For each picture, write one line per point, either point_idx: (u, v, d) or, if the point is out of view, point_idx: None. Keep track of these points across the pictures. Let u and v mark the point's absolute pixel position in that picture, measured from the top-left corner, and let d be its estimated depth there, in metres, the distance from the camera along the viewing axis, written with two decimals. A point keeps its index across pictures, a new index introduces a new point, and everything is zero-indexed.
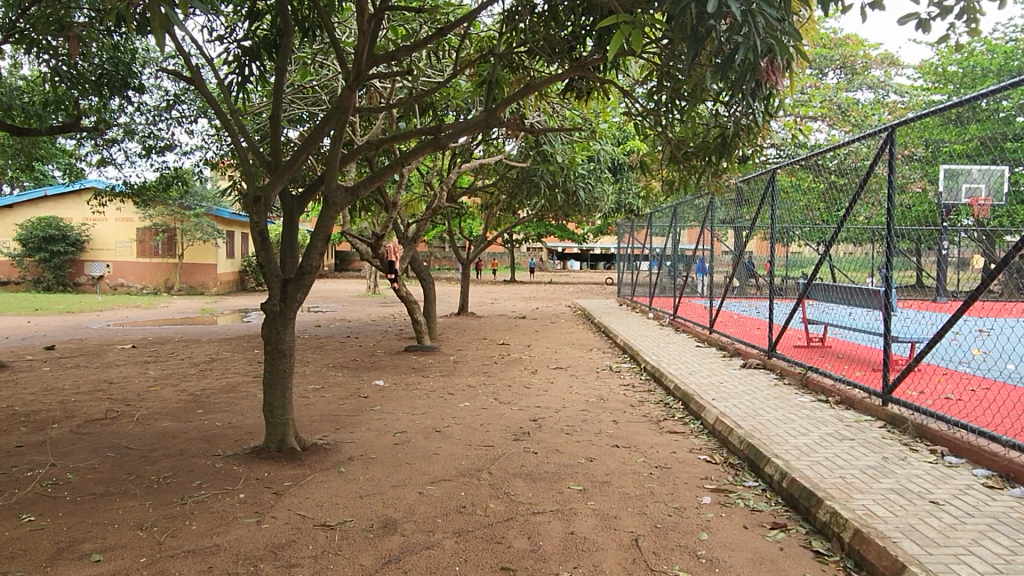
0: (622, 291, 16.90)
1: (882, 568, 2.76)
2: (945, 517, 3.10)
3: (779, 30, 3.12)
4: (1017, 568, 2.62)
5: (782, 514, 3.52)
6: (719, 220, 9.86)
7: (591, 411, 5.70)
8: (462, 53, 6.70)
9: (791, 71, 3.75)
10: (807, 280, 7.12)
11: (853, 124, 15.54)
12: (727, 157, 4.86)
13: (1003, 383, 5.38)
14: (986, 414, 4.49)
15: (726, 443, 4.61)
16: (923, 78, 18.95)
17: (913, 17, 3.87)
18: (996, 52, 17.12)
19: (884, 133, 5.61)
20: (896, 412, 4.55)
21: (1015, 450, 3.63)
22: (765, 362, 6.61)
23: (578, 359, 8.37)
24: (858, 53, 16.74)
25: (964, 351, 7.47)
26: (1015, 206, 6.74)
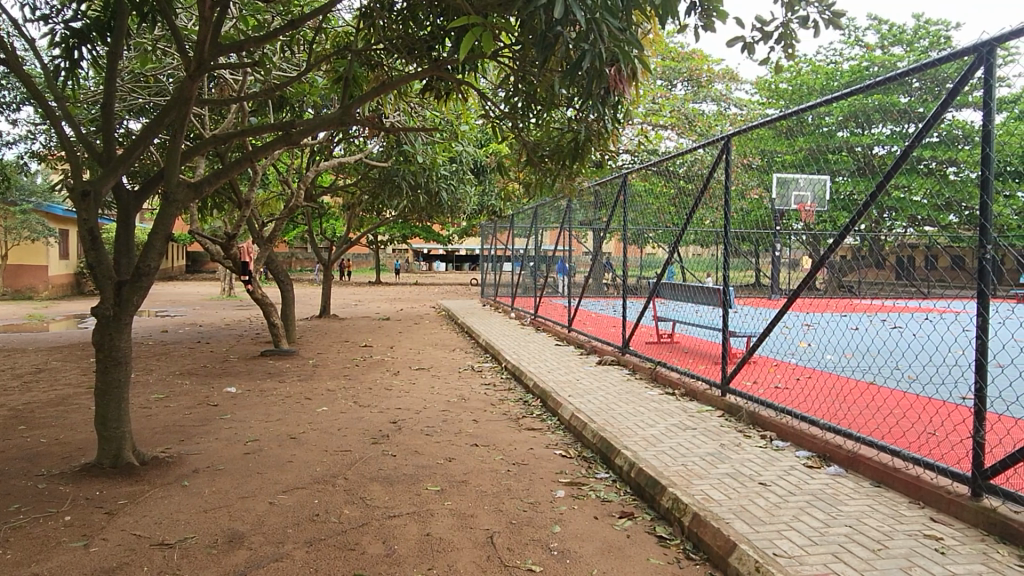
0: (486, 291, 17.10)
1: (716, 548, 2.95)
2: (771, 497, 3.37)
3: (621, 39, 3.25)
4: (829, 539, 2.90)
5: (630, 503, 3.69)
6: (577, 221, 10.20)
7: (452, 411, 5.71)
8: (317, 47, 6.51)
9: (636, 79, 3.94)
10: (657, 279, 7.51)
11: (698, 133, 16.60)
12: (579, 161, 5.01)
13: (824, 372, 5.93)
14: (809, 400, 4.93)
15: (581, 437, 4.76)
16: (759, 93, 20.55)
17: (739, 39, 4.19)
18: (819, 72, 19.00)
19: (721, 142, 6.04)
20: (733, 402, 4.90)
21: (831, 432, 4.01)
22: (619, 359, 6.89)
23: (440, 359, 8.35)
24: (703, 67, 17.83)
25: (792, 344, 8.20)
26: (836, 212, 7.48)
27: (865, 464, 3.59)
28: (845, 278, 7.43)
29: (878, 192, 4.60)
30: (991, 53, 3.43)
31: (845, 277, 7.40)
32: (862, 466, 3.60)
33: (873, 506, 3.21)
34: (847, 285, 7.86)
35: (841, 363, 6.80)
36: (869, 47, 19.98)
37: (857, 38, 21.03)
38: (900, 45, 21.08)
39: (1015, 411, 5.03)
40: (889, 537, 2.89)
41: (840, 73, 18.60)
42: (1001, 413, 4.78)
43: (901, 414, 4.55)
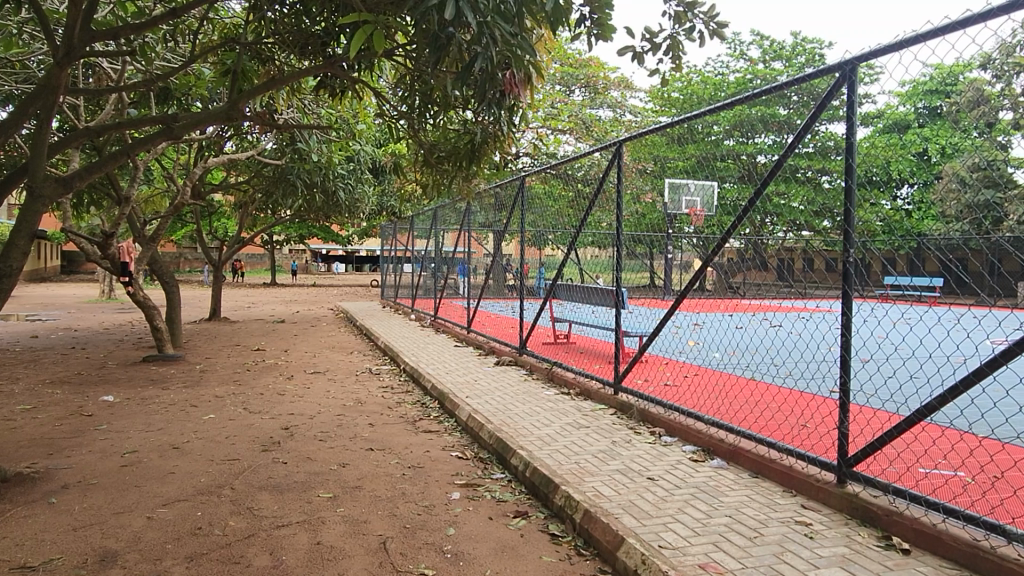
0: (386, 292, 16.88)
1: (605, 542, 3.03)
2: (658, 491, 3.49)
3: (513, 44, 3.29)
4: (710, 529, 3.04)
5: (524, 502, 3.74)
6: (477, 222, 10.22)
7: (347, 416, 5.59)
8: (203, 38, 6.23)
9: (532, 82, 4.01)
10: (554, 280, 7.65)
11: (595, 138, 17.03)
12: (477, 163, 5.02)
13: (710, 369, 6.22)
14: (696, 397, 5.15)
15: (477, 438, 4.78)
16: (652, 101, 21.33)
17: (629, 50, 4.35)
18: (707, 83, 19.97)
19: (614, 147, 6.22)
20: (625, 400, 5.05)
21: (715, 427, 4.20)
22: (517, 359, 6.97)
23: (337, 363, 8.16)
24: (599, 74, 18.26)
25: (682, 342, 8.55)
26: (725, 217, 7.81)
27: (744, 456, 3.78)
28: (732, 279, 7.82)
29: (757, 197, 4.83)
30: (853, 71, 3.67)
31: (732, 278, 7.80)
32: (742, 459, 3.79)
33: (751, 496, 3.39)
34: (733, 286, 8.28)
35: (726, 361, 7.15)
36: (753, 61, 21.17)
37: (742, 51, 22.23)
38: (779, 61, 22.41)
39: (877, 403, 5.45)
40: (764, 525, 3.06)
41: (727, 84, 19.61)
42: (865, 404, 5.17)
43: (778, 408, 4.82)
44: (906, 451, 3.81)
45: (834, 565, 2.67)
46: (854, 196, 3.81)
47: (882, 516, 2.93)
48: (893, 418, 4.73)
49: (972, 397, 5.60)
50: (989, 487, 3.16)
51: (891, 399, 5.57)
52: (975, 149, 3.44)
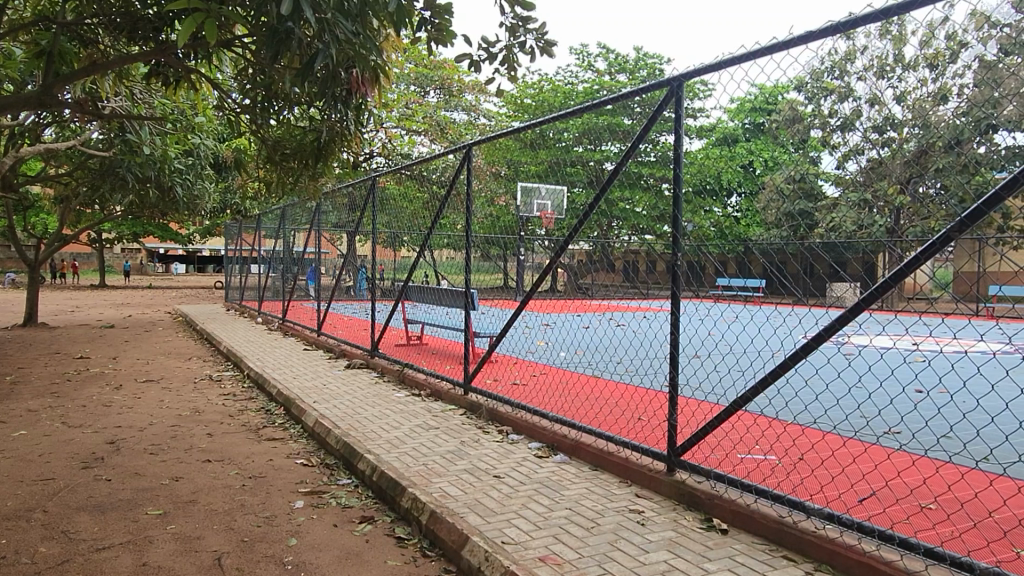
0: (230, 295, 16.03)
1: (450, 542, 3.05)
2: (503, 488, 3.57)
3: (356, 43, 3.26)
4: (551, 522, 3.15)
5: (370, 507, 3.69)
6: (328, 222, 9.96)
7: (183, 426, 5.25)
8: (12, 14, 5.62)
9: (379, 82, 3.98)
10: (406, 281, 7.60)
11: (449, 140, 17.11)
12: (323, 162, 4.89)
13: (557, 368, 6.43)
14: (542, 395, 5.31)
15: (324, 444, 4.65)
16: (506, 106, 21.79)
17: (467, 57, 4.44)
18: (558, 91, 20.71)
19: (465, 149, 6.29)
20: (474, 400, 5.12)
21: (558, 423, 4.36)
22: (368, 362, 6.86)
23: (173, 370, 7.64)
24: (454, 77, 18.33)
25: (532, 342, 8.80)
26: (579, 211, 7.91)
27: (585, 450, 3.95)
28: (580, 280, 8.16)
29: (594, 205, 4.93)
30: (680, 87, 3.76)
31: (580, 279, 8.14)
32: (583, 453, 3.96)
33: (590, 488, 3.55)
34: (581, 287, 8.62)
35: (572, 359, 7.43)
36: (599, 72, 22.19)
37: (589, 62, 23.22)
38: (624, 73, 23.61)
39: (704, 396, 5.88)
40: (601, 515, 3.21)
41: (575, 94, 20.45)
42: (693, 397, 5.56)
43: (617, 403, 5.09)
44: (727, 439, 4.14)
45: (661, 548, 2.85)
46: (682, 204, 3.99)
47: (705, 499, 3.17)
48: (717, 409, 5.13)
49: (783, 387, 6.19)
50: (793, 467, 3.51)
51: (716, 391, 6.03)
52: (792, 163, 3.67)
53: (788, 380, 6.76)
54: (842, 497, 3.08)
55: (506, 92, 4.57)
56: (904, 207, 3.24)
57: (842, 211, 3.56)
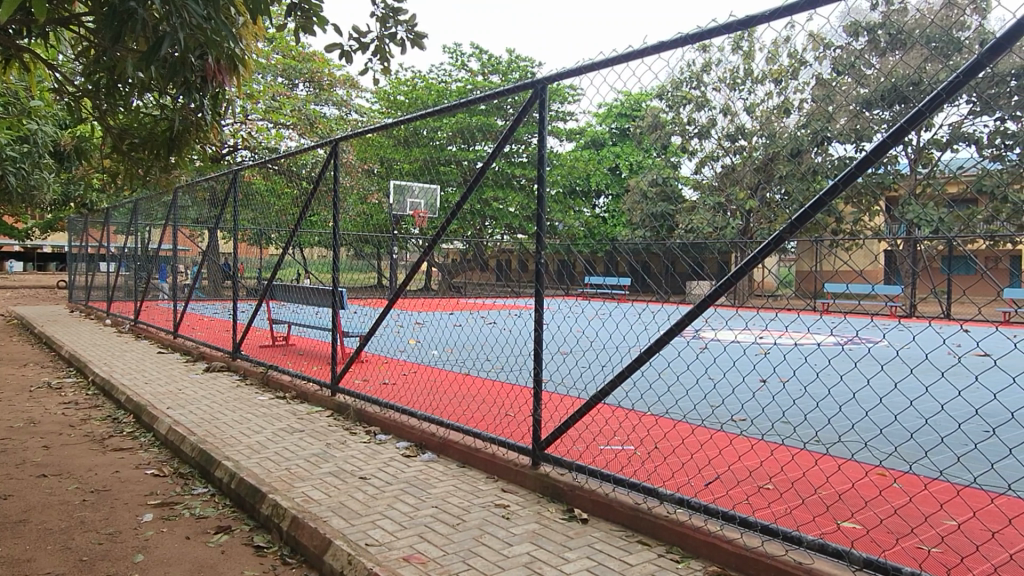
0: (74, 296, 14.76)
1: (311, 547, 2.96)
2: (369, 489, 3.52)
3: (207, 29, 3.11)
4: (416, 521, 3.13)
5: (227, 516, 3.52)
6: (187, 218, 9.40)
7: (14, 439, 4.78)
8: None
9: (237, 71, 3.81)
10: (271, 279, 7.31)
11: (319, 135, 16.61)
12: (176, 154, 4.61)
13: (428, 367, 6.42)
14: (412, 394, 5.28)
15: (178, 452, 4.38)
16: (379, 102, 21.45)
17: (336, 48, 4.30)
18: (432, 89, 20.65)
19: (335, 144, 6.15)
20: (341, 400, 5.00)
21: (426, 421, 4.34)
22: (229, 365, 6.54)
23: (4, 377, 6.93)
24: (323, 70, 17.80)
25: (404, 341, 8.72)
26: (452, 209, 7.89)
27: (453, 447, 3.96)
28: (453, 278, 8.19)
29: (457, 210, 4.88)
30: (544, 90, 3.82)
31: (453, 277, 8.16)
32: (451, 450, 3.96)
33: (457, 485, 3.57)
34: (455, 286, 8.64)
35: (444, 357, 7.44)
36: (473, 72, 22.34)
37: (463, 61, 23.35)
38: (496, 75, 23.93)
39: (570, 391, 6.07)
40: (467, 511, 3.23)
41: (449, 92, 20.51)
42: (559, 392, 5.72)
43: (486, 400, 5.15)
44: (588, 431, 4.29)
45: (524, 540, 2.91)
46: (545, 205, 4.07)
47: (568, 491, 3.26)
48: (581, 402, 5.30)
49: (642, 379, 6.49)
50: (649, 456, 3.69)
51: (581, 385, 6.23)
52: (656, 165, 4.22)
53: (647, 373, 7.10)
54: (692, 482, 3.27)
55: (378, 84, 4.49)
56: (753, 209, 3.55)
57: (696, 211, 4.07)
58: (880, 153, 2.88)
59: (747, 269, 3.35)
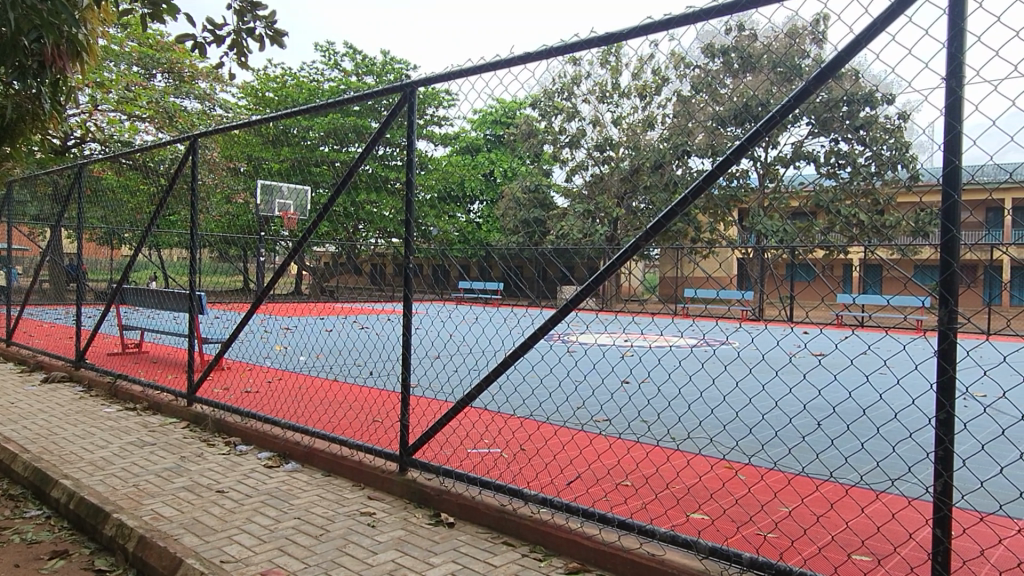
0: None
1: (160, 568, 2.77)
2: (226, 504, 3.36)
3: (42, 9, 2.85)
4: (277, 534, 3.02)
5: (65, 540, 3.23)
6: (24, 215, 8.56)
7: None
8: None
9: (79, 56, 3.51)
10: (120, 283, 6.80)
11: (180, 130, 15.67)
12: (8, 144, 4.18)
13: (294, 374, 6.20)
14: (276, 402, 5.09)
15: (8, 472, 3.98)
16: (245, 97, 20.52)
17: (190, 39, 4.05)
18: (302, 87, 20.03)
19: (195, 140, 5.82)
20: (199, 411, 4.74)
21: (291, 430, 4.20)
22: (70, 375, 6.02)
23: None
24: (184, 61, 16.78)
25: (269, 347, 8.38)
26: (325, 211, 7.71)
27: (318, 456, 3.86)
28: (324, 281, 7.99)
29: (325, 212, 4.73)
30: (413, 94, 3.72)
31: (324, 280, 7.97)
32: (316, 459, 3.86)
33: (321, 494, 3.48)
34: (326, 289, 8.43)
35: (312, 364, 7.22)
36: (346, 73, 21.89)
37: (337, 61, 22.83)
38: (370, 75, 23.57)
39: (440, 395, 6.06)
40: (331, 521, 3.16)
41: (321, 92, 19.99)
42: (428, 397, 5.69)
43: (353, 406, 5.04)
44: (455, 435, 4.31)
45: (390, 548, 2.87)
46: (413, 208, 4.03)
47: (434, 495, 3.25)
48: (448, 407, 5.31)
49: (510, 383, 6.58)
50: (515, 458, 3.76)
51: (451, 390, 6.24)
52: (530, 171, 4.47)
53: (516, 376, 7.21)
54: (555, 482, 3.37)
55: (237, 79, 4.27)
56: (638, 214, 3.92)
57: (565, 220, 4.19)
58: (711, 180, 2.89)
59: (603, 277, 3.28)
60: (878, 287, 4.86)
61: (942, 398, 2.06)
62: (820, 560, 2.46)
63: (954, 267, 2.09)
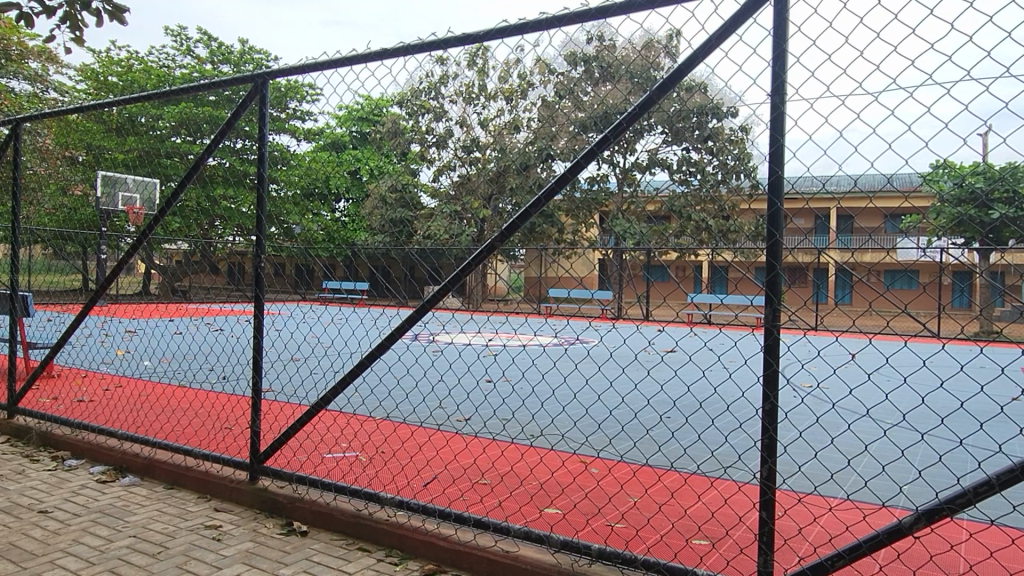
0: None
1: None
2: (50, 525, 3.06)
3: None
4: (108, 555, 2.79)
5: None
6: None
7: None
8: None
9: None
10: None
11: (5, 112, 14.17)
12: None
13: (134, 380, 5.76)
14: (112, 411, 4.71)
15: None
16: (84, 80, 18.87)
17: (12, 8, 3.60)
18: (150, 73, 18.73)
19: (23, 125, 5.27)
20: (21, 423, 4.29)
21: (129, 441, 3.90)
22: None
23: None
24: (11, 37, 15.21)
25: (110, 351, 7.76)
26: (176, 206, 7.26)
27: (159, 468, 3.60)
28: (174, 281, 7.51)
29: (168, 205, 4.30)
30: (265, 86, 3.54)
31: (174, 279, 7.49)
32: (156, 471, 3.60)
33: (161, 509, 3.25)
34: (178, 289, 7.95)
35: (157, 368, 6.76)
36: (200, 60, 20.69)
37: (190, 46, 21.52)
38: (227, 64, 22.43)
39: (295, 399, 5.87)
40: (171, 537, 2.95)
41: (172, 79, 18.78)
42: (281, 402, 5.49)
43: (200, 413, 4.76)
44: (310, 440, 4.18)
45: (236, 562, 2.72)
46: (266, 204, 3.72)
47: (287, 504, 3.12)
48: (303, 411, 5.14)
49: (369, 385, 6.47)
50: (373, 461, 3.70)
51: (307, 393, 6.05)
52: (398, 173, 4.72)
53: (375, 378, 7.10)
54: (412, 484, 3.34)
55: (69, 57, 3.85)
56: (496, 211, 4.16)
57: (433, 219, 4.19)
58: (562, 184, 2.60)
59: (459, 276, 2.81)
60: (724, 288, 5.23)
61: (767, 390, 2.21)
62: (662, 547, 2.59)
63: (777, 270, 2.24)
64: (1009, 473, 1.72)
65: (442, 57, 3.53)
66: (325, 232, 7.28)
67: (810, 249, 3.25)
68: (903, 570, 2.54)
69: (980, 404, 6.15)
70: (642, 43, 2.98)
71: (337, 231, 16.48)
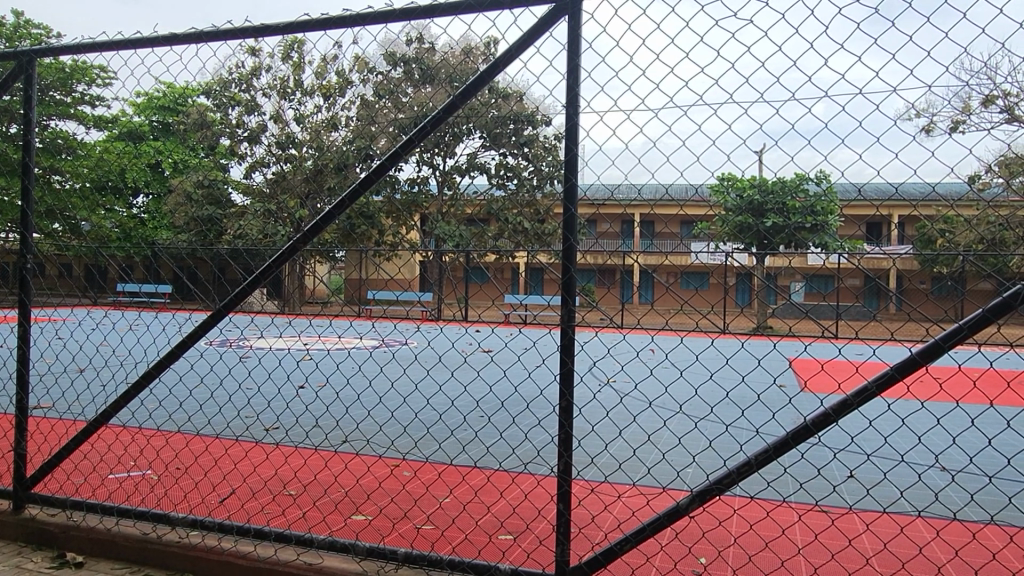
0: None
1: None
2: None
3: None
4: None
5: None
6: None
7: None
8: None
9: None
10: None
11: None
12: None
13: None
14: None
15: None
16: None
17: None
18: None
19: None
20: None
21: None
22: None
23: None
24: None
25: None
26: None
27: None
28: None
29: None
30: (33, 64, 3.14)
31: None
32: None
33: None
34: None
35: None
36: None
37: None
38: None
39: (73, 416, 5.28)
40: None
41: None
42: (54, 420, 4.90)
43: None
44: (89, 461, 3.78)
45: None
46: (34, 194, 3.26)
47: (60, 533, 2.79)
48: (78, 429, 4.64)
49: (160, 397, 5.96)
50: (163, 480, 3.42)
51: (86, 409, 5.46)
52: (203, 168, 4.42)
53: (169, 389, 6.57)
54: (207, 501, 3.12)
55: None
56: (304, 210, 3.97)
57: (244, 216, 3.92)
58: (370, 183, 2.32)
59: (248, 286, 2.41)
60: (540, 288, 5.40)
61: (563, 387, 2.29)
62: (466, 545, 2.64)
63: (572, 272, 2.33)
64: (764, 453, 1.90)
65: (252, 47, 3.33)
66: (119, 230, 6.64)
67: (615, 252, 3.43)
68: (681, 547, 2.78)
69: (744, 392, 6.93)
70: (455, 47, 3.01)
71: (132, 228, 15.10)
